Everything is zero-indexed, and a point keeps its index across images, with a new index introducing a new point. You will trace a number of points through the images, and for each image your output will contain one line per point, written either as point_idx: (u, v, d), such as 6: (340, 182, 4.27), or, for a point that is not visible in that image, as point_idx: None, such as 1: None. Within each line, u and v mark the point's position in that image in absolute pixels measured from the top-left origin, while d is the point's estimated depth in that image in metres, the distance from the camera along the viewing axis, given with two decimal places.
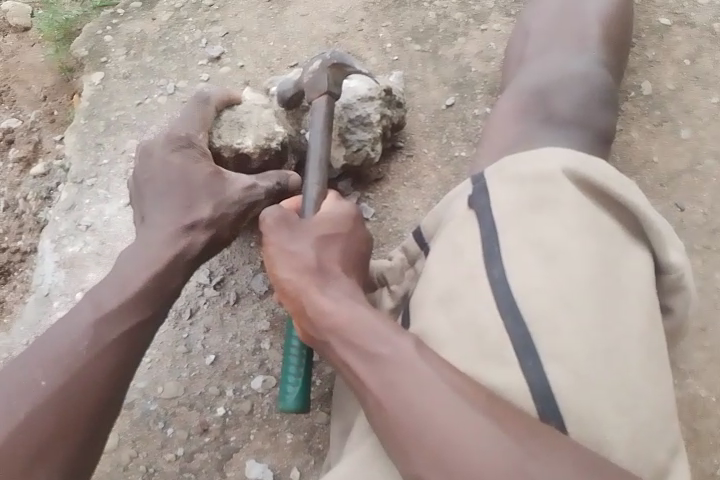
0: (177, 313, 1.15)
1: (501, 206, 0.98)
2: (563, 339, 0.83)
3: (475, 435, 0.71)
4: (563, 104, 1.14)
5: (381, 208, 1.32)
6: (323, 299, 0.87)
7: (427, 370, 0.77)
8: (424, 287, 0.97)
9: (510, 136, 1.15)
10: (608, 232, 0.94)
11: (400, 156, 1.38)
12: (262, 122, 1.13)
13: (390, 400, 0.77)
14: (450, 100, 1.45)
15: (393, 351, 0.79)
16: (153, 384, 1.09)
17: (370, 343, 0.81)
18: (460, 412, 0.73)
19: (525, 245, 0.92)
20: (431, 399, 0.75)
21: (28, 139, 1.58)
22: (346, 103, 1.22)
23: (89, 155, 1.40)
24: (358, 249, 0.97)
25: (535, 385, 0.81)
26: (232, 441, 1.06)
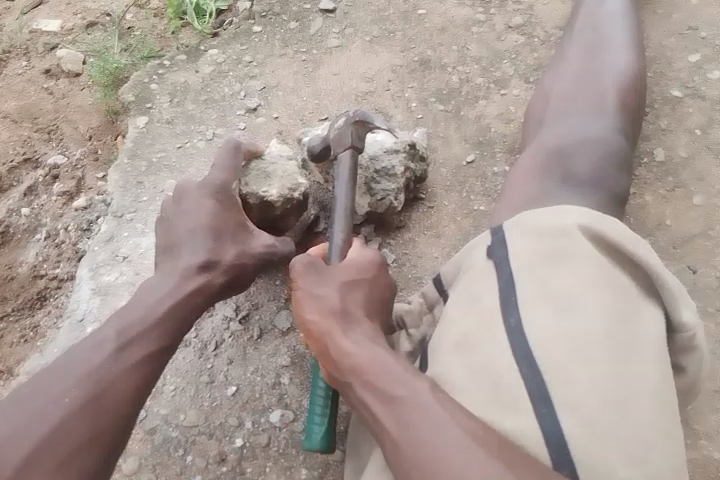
0: (203, 345, 1.20)
1: (519, 259, 1.03)
2: (575, 386, 0.86)
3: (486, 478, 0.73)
4: (582, 165, 1.23)
5: (402, 254, 1.39)
6: (345, 341, 0.93)
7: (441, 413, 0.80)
8: (443, 334, 1.03)
9: (532, 194, 1.22)
10: (621, 288, 0.98)
11: (421, 206, 1.45)
12: (286, 174, 1.24)
13: (406, 440, 0.80)
14: (471, 156, 1.54)
15: (410, 392, 0.84)
16: (175, 412, 1.13)
17: (389, 383, 0.86)
18: (472, 457, 0.75)
19: (542, 297, 0.97)
20: (445, 444, 0.77)
21: (73, 175, 1.69)
22: (372, 154, 1.31)
23: (130, 191, 1.50)
24: (382, 297, 1.04)
25: (550, 433, 0.83)
26: (248, 472, 1.08)
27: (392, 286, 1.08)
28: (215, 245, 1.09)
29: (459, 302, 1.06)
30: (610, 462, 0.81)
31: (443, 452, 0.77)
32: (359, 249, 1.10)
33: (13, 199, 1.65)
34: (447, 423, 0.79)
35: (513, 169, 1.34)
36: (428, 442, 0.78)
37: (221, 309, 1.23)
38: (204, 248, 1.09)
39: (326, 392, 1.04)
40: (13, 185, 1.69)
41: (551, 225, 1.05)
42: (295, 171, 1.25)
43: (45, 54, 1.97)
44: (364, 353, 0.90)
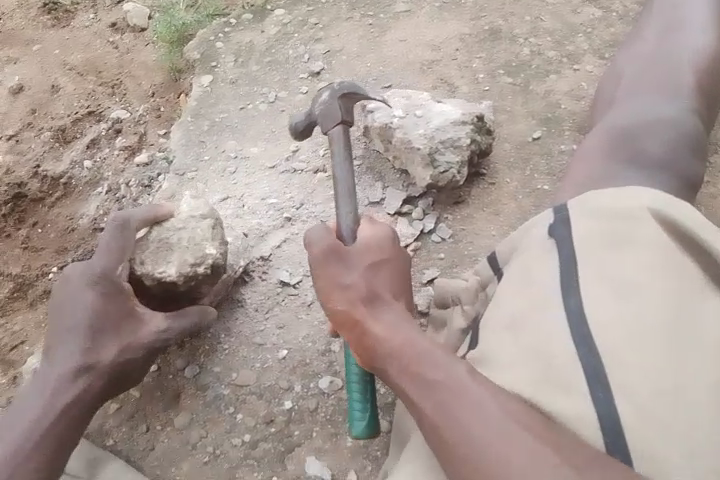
0: (255, 307, 1.22)
1: (578, 240, 0.96)
2: (630, 372, 0.80)
3: (531, 463, 0.71)
4: (652, 144, 1.15)
5: (459, 230, 1.35)
6: (376, 325, 0.90)
7: (483, 399, 0.78)
8: (495, 316, 0.98)
9: (603, 175, 1.13)
10: (688, 273, 0.89)
11: (481, 182, 1.41)
12: (193, 243, 1.11)
13: (445, 423, 0.78)
14: (537, 133, 1.48)
15: (447, 378, 0.81)
16: (227, 370, 1.16)
17: (428, 371, 0.83)
18: (519, 444, 0.73)
19: (600, 282, 0.90)
20: (490, 431, 0.75)
21: (135, 130, 1.70)
22: (439, 125, 1.31)
23: (192, 150, 1.51)
24: (403, 278, 1.01)
25: (604, 420, 0.78)
26: (295, 435, 1.10)
27: (409, 266, 1.04)
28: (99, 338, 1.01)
29: (511, 282, 1.00)
30: (667, 451, 0.75)
31: (487, 440, 0.74)
32: (371, 225, 1.03)
33: (77, 151, 1.68)
34: (490, 409, 0.77)
35: (577, 148, 1.26)
36: (473, 430, 0.76)
37: (274, 273, 1.26)
38: (78, 347, 1.01)
39: (362, 387, 1.03)
40: (78, 137, 1.72)
41: (612, 207, 0.98)
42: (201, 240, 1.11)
43: (112, 8, 1.99)
44: (400, 341, 0.88)
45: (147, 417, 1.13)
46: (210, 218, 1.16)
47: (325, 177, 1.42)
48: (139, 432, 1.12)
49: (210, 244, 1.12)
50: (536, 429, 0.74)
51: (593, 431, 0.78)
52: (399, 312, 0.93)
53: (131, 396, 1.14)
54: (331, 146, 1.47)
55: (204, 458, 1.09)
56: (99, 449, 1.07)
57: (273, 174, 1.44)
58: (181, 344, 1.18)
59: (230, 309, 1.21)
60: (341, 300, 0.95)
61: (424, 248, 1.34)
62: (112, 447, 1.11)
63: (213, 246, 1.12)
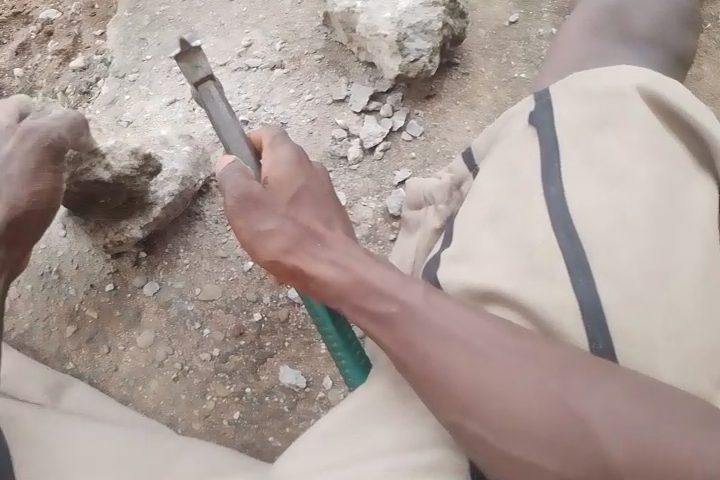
0: (215, 219, 1.13)
1: (567, 115, 0.79)
2: (623, 265, 0.68)
3: (505, 381, 0.64)
4: (643, 20, 0.95)
5: (431, 127, 1.25)
6: (318, 266, 0.74)
7: (449, 320, 0.67)
8: (467, 204, 0.81)
9: (585, 49, 0.95)
10: (679, 154, 0.75)
11: (455, 73, 1.29)
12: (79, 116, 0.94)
13: (413, 357, 0.68)
14: (513, 16, 1.34)
15: (405, 307, 0.69)
16: (190, 285, 1.09)
17: (380, 305, 0.70)
18: (501, 362, 0.64)
19: (589, 164, 0.75)
20: (469, 358, 0.65)
21: (68, 32, 1.51)
22: (409, 7, 1.19)
23: (132, 49, 1.35)
24: (323, 196, 0.81)
25: (591, 316, 0.66)
26: (267, 347, 1.05)
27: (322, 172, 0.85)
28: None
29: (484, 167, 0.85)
30: (658, 347, 0.65)
31: (470, 369, 0.65)
32: (272, 148, 0.84)
33: (5, 57, 1.50)
34: (458, 333, 0.67)
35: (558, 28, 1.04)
36: (449, 363, 0.66)
37: None
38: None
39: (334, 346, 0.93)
40: (3, 42, 1.52)
41: (606, 77, 0.80)
42: (99, 155, 0.94)
43: None
44: (344, 275, 0.72)
45: (108, 337, 1.07)
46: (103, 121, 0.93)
47: (283, 74, 1.29)
48: (101, 353, 1.06)
49: (101, 168, 0.95)
50: (512, 339, 0.65)
51: (577, 323, 0.67)
52: (335, 237, 0.77)
53: (88, 318, 1.08)
54: (289, 39, 1.32)
55: (173, 375, 1.04)
56: (59, 375, 1.01)
57: (224, 72, 1.30)
58: (137, 260, 1.10)
59: (187, 222, 1.13)
60: (267, 246, 0.76)
61: (394, 147, 1.24)
62: (73, 371, 1.05)
63: (102, 170, 0.95)
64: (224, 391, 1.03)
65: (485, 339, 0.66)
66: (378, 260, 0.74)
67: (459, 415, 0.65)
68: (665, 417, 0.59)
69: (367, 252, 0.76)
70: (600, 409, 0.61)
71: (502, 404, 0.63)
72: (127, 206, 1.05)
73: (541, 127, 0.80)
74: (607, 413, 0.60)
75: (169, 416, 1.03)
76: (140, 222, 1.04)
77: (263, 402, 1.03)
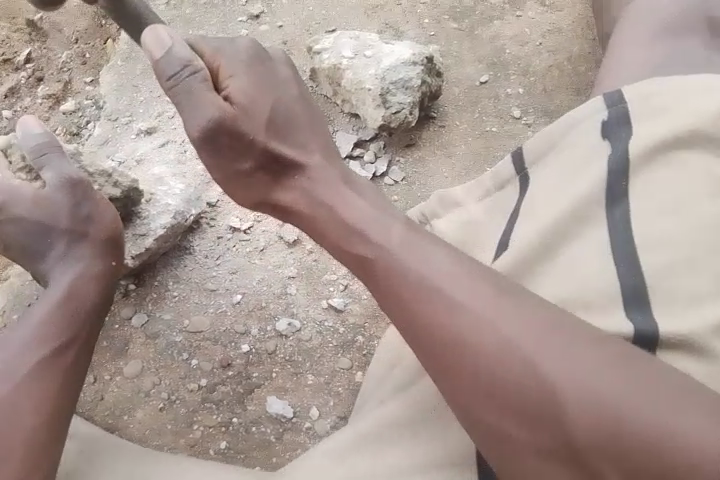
0: (205, 254, 1.16)
1: (640, 145, 0.82)
2: (677, 298, 0.72)
3: (484, 336, 0.67)
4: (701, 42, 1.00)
5: (411, 173, 1.34)
6: (293, 194, 0.88)
7: (426, 261, 0.73)
8: (522, 226, 0.86)
9: (647, 69, 0.98)
10: None
11: (432, 126, 1.39)
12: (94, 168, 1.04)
13: (402, 310, 0.72)
14: (484, 77, 1.45)
15: (381, 253, 0.77)
16: (179, 316, 1.11)
17: (361, 249, 0.78)
18: (471, 302, 0.69)
19: (656, 196, 0.78)
20: (441, 298, 0.70)
21: (58, 78, 1.55)
22: (391, 66, 1.31)
23: (126, 95, 1.41)
24: (315, 129, 0.91)
25: (639, 337, 0.71)
26: (255, 377, 1.07)
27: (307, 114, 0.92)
28: (71, 201, 0.94)
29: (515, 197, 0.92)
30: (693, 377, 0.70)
31: (439, 305, 0.70)
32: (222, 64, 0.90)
33: None
34: (434, 275, 0.72)
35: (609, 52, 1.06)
36: (433, 316, 0.70)
37: (223, 219, 1.19)
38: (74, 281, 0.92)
39: None
40: None
41: (685, 113, 0.81)
42: (105, 174, 1.04)
43: None
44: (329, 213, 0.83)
45: (94, 368, 1.06)
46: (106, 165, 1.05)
47: None
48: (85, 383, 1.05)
49: (108, 186, 1.04)
50: (486, 286, 0.70)
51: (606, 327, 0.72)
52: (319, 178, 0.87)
53: None
54: None
55: (159, 405, 1.04)
56: None
57: None
58: (126, 293, 1.12)
59: (177, 256, 1.15)
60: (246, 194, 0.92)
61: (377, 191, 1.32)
62: None
63: (110, 187, 1.04)
64: (210, 420, 1.03)
65: (470, 299, 0.69)
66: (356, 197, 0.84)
67: (441, 369, 0.69)
68: (621, 374, 0.62)
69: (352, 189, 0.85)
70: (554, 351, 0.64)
71: (466, 351, 0.67)
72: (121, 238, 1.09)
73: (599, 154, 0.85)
74: (564, 364, 0.63)
75: (155, 446, 1.01)
76: (132, 253, 1.07)
77: (250, 432, 1.03)
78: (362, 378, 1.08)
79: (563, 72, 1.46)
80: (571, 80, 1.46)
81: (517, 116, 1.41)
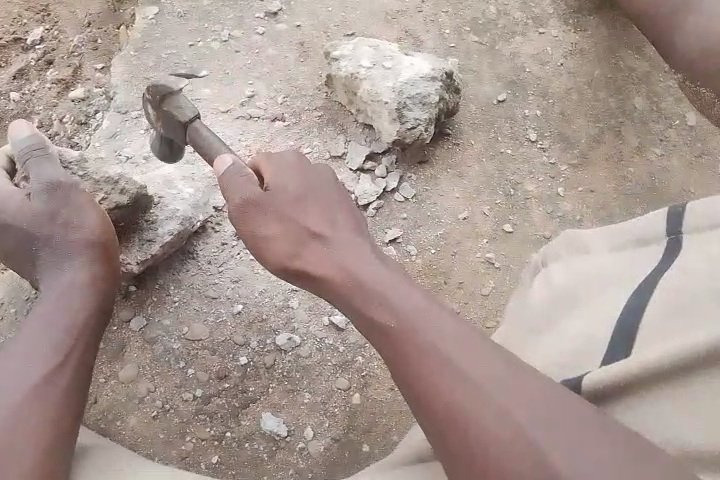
0: (209, 259, 1.14)
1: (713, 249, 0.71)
2: None
3: (489, 410, 0.65)
4: None
5: (422, 190, 1.32)
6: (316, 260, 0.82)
7: (443, 332, 0.71)
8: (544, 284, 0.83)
9: None
10: None
11: (446, 142, 1.37)
12: (101, 177, 1.03)
13: (408, 374, 0.71)
14: (502, 96, 1.43)
15: (399, 318, 0.74)
16: (178, 323, 1.09)
17: (377, 312, 0.75)
18: (488, 382, 0.66)
19: None
20: (456, 374, 0.68)
21: (69, 63, 1.50)
22: (410, 79, 1.28)
23: (136, 87, 1.38)
24: (334, 191, 0.89)
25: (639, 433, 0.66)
26: (251, 391, 1.06)
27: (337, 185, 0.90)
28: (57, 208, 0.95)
29: (566, 247, 0.86)
30: None
31: (453, 381, 0.67)
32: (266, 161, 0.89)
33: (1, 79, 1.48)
34: (451, 348, 0.69)
35: None
36: (436, 382, 0.68)
37: (229, 225, 1.17)
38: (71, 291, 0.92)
39: None
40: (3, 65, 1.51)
41: None
42: (113, 182, 1.03)
43: None
44: (344, 278, 0.80)
45: None
46: (114, 175, 1.03)
47: (284, 126, 1.35)
48: None
49: (115, 193, 1.03)
50: (500, 362, 0.68)
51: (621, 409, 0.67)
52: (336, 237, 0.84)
53: None
54: (291, 93, 1.38)
55: (153, 413, 1.03)
56: None
57: (227, 119, 1.34)
58: (126, 293, 1.10)
59: (180, 260, 1.13)
60: (274, 251, 0.85)
61: (386, 206, 1.30)
62: None
63: (116, 194, 1.02)
64: (203, 433, 1.02)
65: (477, 368, 0.67)
66: (378, 266, 0.80)
67: (442, 441, 0.67)
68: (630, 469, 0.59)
69: (374, 254, 0.82)
70: (572, 448, 0.61)
71: (466, 426, 0.65)
72: (128, 242, 1.08)
73: (658, 230, 0.76)
74: (569, 452, 0.61)
75: (145, 455, 1.01)
76: (138, 258, 1.06)
77: (242, 448, 1.02)
78: (359, 400, 1.07)
79: (581, 97, 1.44)
80: (590, 106, 1.44)
81: (533, 139, 1.39)
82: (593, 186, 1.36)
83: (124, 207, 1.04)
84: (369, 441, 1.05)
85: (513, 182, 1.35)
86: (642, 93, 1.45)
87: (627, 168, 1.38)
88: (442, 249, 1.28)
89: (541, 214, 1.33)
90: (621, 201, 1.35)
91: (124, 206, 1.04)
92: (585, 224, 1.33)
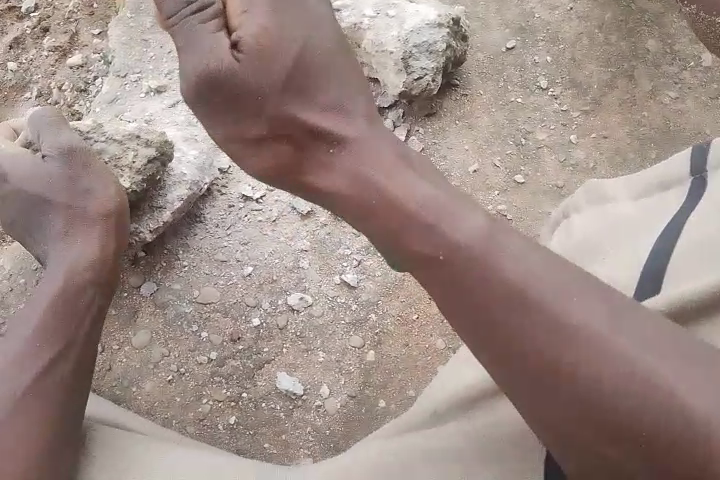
0: (216, 223, 1.13)
1: None
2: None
3: (566, 337, 0.58)
4: None
5: (431, 144, 1.29)
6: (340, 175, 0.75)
7: (502, 257, 0.63)
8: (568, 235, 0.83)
9: None
10: None
11: (454, 94, 1.33)
12: (112, 161, 1.01)
13: (468, 303, 0.62)
14: (510, 43, 1.37)
15: (451, 247, 0.64)
16: (188, 287, 1.08)
17: (423, 243, 0.66)
18: (559, 309, 0.59)
19: None
20: (526, 307, 0.60)
21: (66, 29, 1.43)
22: (415, 27, 1.23)
23: (134, 49, 1.33)
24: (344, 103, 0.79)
25: None
26: (265, 352, 1.05)
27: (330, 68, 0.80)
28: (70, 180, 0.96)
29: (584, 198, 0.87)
30: None
31: (525, 315, 0.60)
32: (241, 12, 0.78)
33: None
34: (514, 276, 0.61)
35: None
36: (500, 311, 0.60)
37: (235, 187, 1.15)
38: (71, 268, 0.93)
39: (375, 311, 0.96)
40: None
41: None
42: (124, 162, 1.01)
43: None
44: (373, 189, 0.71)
45: (102, 337, 1.05)
46: (121, 150, 1.02)
47: None
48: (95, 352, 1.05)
49: (128, 175, 1.01)
50: (565, 283, 0.61)
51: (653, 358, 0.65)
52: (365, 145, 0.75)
53: None
54: None
55: (168, 377, 1.03)
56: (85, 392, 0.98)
57: None
58: (134, 260, 1.09)
59: (188, 225, 1.12)
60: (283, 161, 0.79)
61: None
62: None
63: (130, 178, 1.01)
64: (219, 395, 1.03)
65: (546, 291, 0.60)
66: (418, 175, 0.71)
67: (504, 367, 0.60)
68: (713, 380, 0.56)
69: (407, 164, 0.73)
70: (677, 371, 0.56)
71: (540, 354, 0.59)
72: (138, 213, 1.06)
73: (681, 171, 0.77)
74: (653, 372, 0.56)
75: (163, 418, 1.02)
76: (150, 227, 1.05)
77: (259, 408, 1.03)
78: (373, 357, 1.06)
79: (594, 41, 1.38)
80: (602, 50, 1.37)
81: (544, 86, 1.34)
82: (607, 132, 1.32)
83: (138, 189, 1.02)
84: (385, 397, 1.05)
85: (524, 131, 1.31)
86: (657, 34, 1.39)
87: (643, 112, 1.33)
88: None
89: (553, 163, 1.29)
90: (637, 146, 1.31)
91: (140, 188, 1.02)
92: (600, 172, 1.29)
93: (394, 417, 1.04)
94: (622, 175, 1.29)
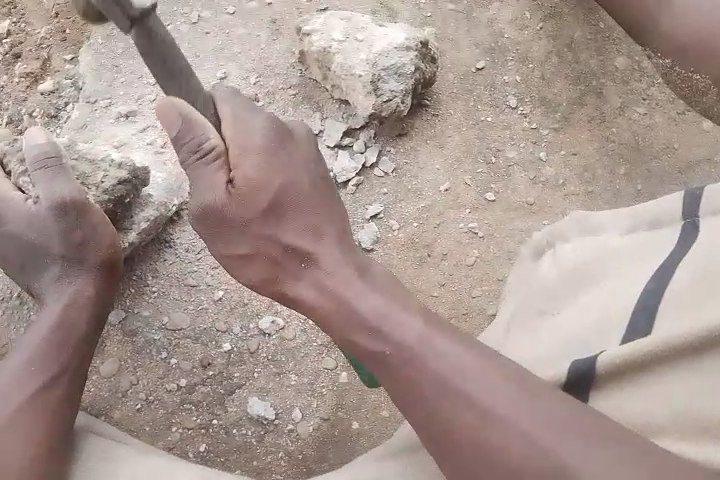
0: (186, 247, 1.11)
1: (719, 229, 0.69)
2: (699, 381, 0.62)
3: (504, 434, 0.63)
4: None
5: (402, 163, 1.29)
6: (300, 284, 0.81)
7: (457, 366, 0.67)
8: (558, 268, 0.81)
9: None
10: None
11: (425, 114, 1.34)
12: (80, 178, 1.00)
13: (422, 392, 0.68)
14: (480, 63, 1.39)
15: (400, 348, 0.71)
16: (157, 313, 1.07)
17: (371, 341, 0.72)
18: (496, 405, 0.64)
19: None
20: (476, 415, 0.65)
21: (37, 55, 1.35)
22: (383, 50, 1.24)
23: (105, 75, 1.34)
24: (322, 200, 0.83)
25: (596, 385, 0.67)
26: (236, 377, 1.04)
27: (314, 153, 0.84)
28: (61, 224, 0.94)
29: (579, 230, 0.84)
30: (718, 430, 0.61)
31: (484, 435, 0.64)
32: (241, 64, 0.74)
33: None
34: (466, 362, 0.68)
35: None
36: (450, 407, 0.66)
37: None
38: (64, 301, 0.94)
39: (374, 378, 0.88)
40: None
41: None
42: (91, 184, 1.00)
43: None
44: (328, 300, 0.77)
45: None
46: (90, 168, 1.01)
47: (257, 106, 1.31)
48: None
49: (95, 193, 1.00)
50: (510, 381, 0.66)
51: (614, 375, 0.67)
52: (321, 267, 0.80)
53: None
54: (263, 73, 1.34)
55: (136, 406, 1.02)
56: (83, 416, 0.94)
57: None
58: None
59: (157, 249, 1.11)
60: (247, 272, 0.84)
61: (366, 182, 1.27)
62: None
63: (97, 196, 1.00)
64: (189, 422, 1.02)
65: (479, 382, 0.66)
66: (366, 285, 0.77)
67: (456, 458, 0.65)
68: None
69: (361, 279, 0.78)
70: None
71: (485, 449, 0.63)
72: None
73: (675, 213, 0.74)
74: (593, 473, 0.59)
75: None
76: None
77: (230, 434, 1.01)
78: (346, 379, 1.05)
79: (562, 60, 1.40)
80: (571, 69, 1.40)
81: (514, 105, 1.36)
82: (577, 149, 1.33)
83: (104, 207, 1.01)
84: (358, 419, 1.04)
85: (495, 149, 1.32)
86: (625, 53, 1.41)
87: (614, 129, 1.35)
88: (425, 221, 1.26)
89: (525, 179, 1.31)
90: (605, 162, 1.33)
91: (107, 208, 1.02)
92: (570, 188, 1.31)
93: (367, 439, 1.03)
94: (592, 191, 1.31)
